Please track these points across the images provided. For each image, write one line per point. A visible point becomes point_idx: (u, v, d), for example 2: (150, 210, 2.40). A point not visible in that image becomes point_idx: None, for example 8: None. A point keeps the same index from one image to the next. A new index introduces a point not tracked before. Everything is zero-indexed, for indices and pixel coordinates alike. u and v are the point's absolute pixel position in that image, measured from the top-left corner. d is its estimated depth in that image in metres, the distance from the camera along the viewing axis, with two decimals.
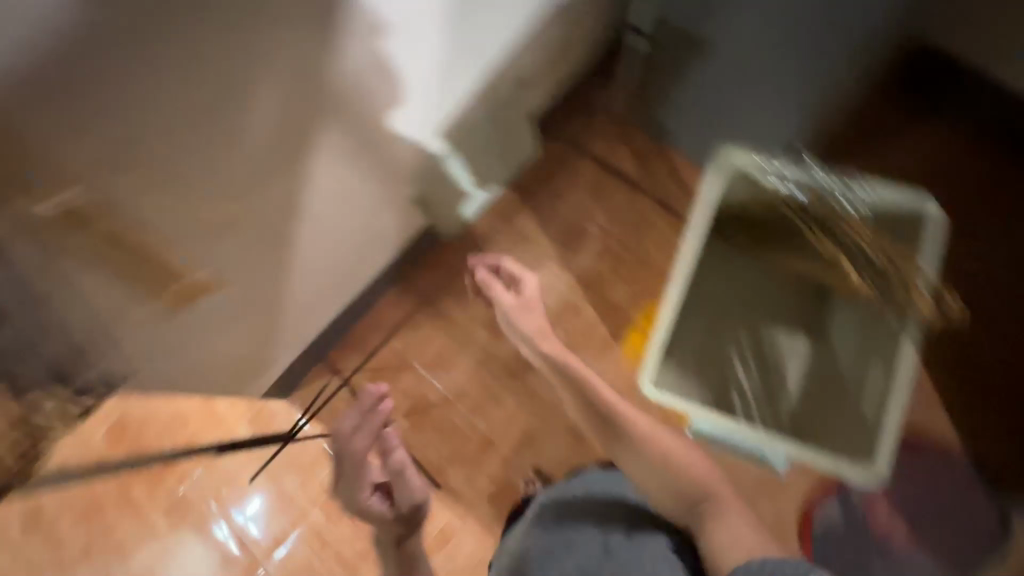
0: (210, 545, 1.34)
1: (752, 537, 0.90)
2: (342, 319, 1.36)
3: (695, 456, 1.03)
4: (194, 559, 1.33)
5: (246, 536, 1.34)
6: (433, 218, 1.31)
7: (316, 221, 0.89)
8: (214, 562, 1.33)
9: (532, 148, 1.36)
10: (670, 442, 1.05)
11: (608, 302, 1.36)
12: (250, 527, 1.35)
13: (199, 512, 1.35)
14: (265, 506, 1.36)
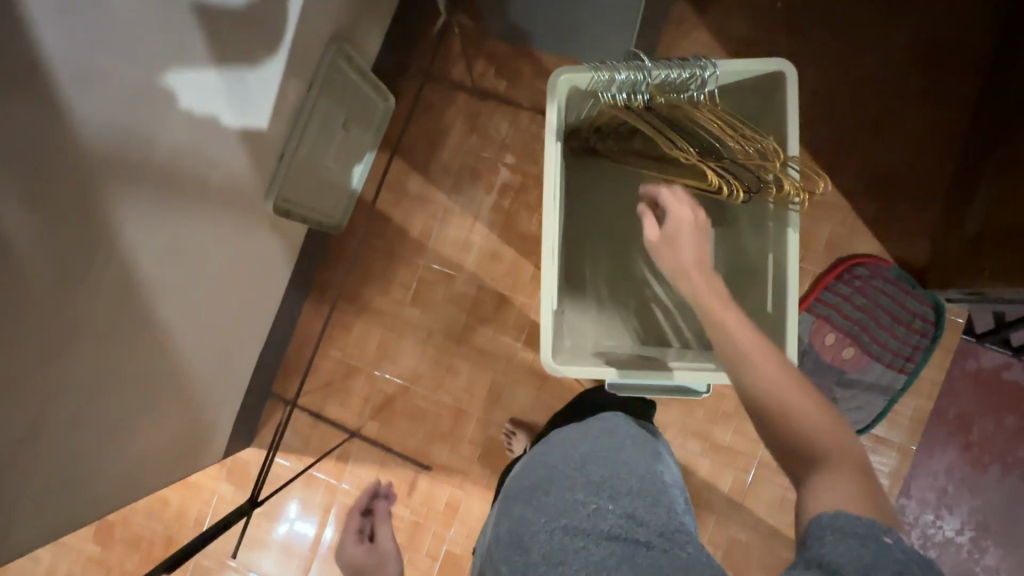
0: (268, 552, 1.34)
1: (848, 486, 0.51)
2: (268, 352, 1.30)
3: (756, 344, 0.61)
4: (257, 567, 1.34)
5: (297, 534, 1.34)
6: (323, 218, 1.22)
7: (139, 261, 0.80)
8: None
9: (383, 98, 1.25)
10: (733, 325, 0.63)
11: (524, 235, 1.29)
12: (295, 528, 1.34)
13: (224, 552, 1.35)
14: (301, 507, 1.35)
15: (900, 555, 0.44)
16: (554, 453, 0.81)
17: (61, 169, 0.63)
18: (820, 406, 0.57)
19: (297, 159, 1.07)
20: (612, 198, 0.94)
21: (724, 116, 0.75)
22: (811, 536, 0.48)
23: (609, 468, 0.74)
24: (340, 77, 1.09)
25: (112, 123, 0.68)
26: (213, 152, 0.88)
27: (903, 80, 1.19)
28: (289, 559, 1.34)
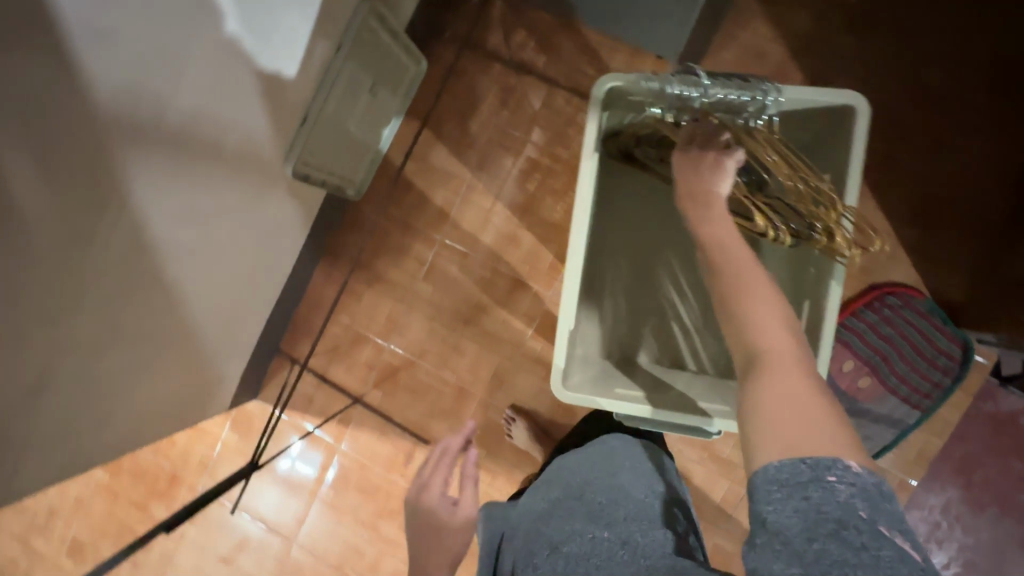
0: (270, 484, 1.41)
1: (799, 406, 0.44)
2: (278, 311, 1.30)
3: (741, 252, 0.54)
4: (258, 496, 1.42)
5: (296, 472, 1.40)
6: (341, 183, 1.18)
7: (149, 223, 0.79)
8: (261, 531, 1.42)
9: (415, 63, 1.19)
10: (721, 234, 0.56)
11: (546, 221, 1.25)
12: (296, 467, 1.40)
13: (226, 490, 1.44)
14: (302, 449, 1.39)
15: (843, 497, 0.40)
16: (558, 478, 0.82)
17: (66, 129, 0.60)
18: (783, 316, 0.50)
19: (314, 126, 1.01)
20: (643, 210, 0.92)
21: (780, 144, 0.68)
22: (755, 491, 0.43)
23: (607, 494, 0.74)
24: (371, 40, 1.03)
25: (125, 87, 0.64)
26: (230, 115, 0.83)
27: (975, 100, 1.10)
28: (287, 493, 1.41)
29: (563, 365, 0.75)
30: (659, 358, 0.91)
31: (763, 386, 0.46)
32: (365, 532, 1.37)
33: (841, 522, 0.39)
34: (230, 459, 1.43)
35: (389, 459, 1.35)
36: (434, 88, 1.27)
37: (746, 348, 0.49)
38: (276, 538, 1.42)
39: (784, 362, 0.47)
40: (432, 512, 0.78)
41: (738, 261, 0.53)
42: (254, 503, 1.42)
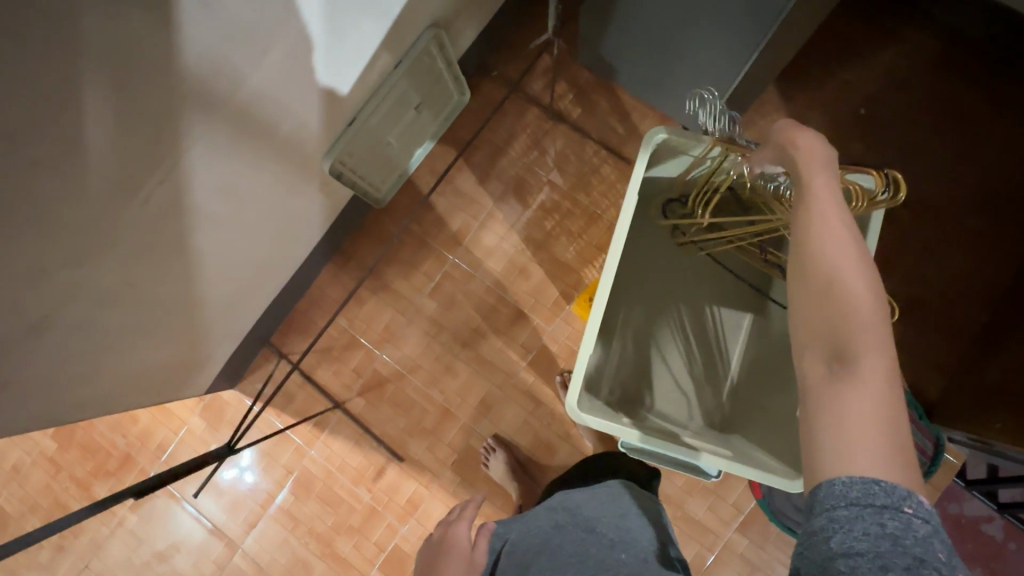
0: (215, 493, 1.34)
1: (879, 425, 0.47)
2: (279, 301, 1.29)
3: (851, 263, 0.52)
4: (200, 505, 1.35)
5: (242, 484, 1.34)
6: (372, 186, 1.21)
7: (192, 184, 0.80)
8: (206, 535, 1.34)
9: (461, 93, 1.26)
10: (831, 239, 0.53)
11: (557, 259, 1.30)
12: (243, 477, 1.34)
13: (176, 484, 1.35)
14: (255, 457, 1.34)
15: (920, 533, 0.43)
16: (562, 506, 0.85)
17: (148, 77, 0.62)
18: (880, 328, 0.50)
19: (364, 125, 1.06)
20: (664, 261, 0.98)
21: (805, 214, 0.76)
22: (822, 506, 0.45)
23: (618, 531, 0.78)
24: (429, 62, 1.11)
25: (214, 52, 0.68)
26: (290, 102, 0.87)
27: (962, 217, 1.20)
28: (231, 503, 1.34)
29: (578, 390, 0.79)
30: (660, 404, 0.94)
31: (849, 394, 0.48)
32: (318, 547, 1.31)
33: (920, 557, 0.42)
34: (191, 447, 1.36)
35: (358, 473, 1.31)
36: (472, 119, 1.34)
37: (839, 349, 0.50)
38: (218, 544, 1.34)
39: (872, 372, 0.48)
40: (451, 542, 0.85)
41: (851, 256, 0.52)
42: (196, 511, 1.35)
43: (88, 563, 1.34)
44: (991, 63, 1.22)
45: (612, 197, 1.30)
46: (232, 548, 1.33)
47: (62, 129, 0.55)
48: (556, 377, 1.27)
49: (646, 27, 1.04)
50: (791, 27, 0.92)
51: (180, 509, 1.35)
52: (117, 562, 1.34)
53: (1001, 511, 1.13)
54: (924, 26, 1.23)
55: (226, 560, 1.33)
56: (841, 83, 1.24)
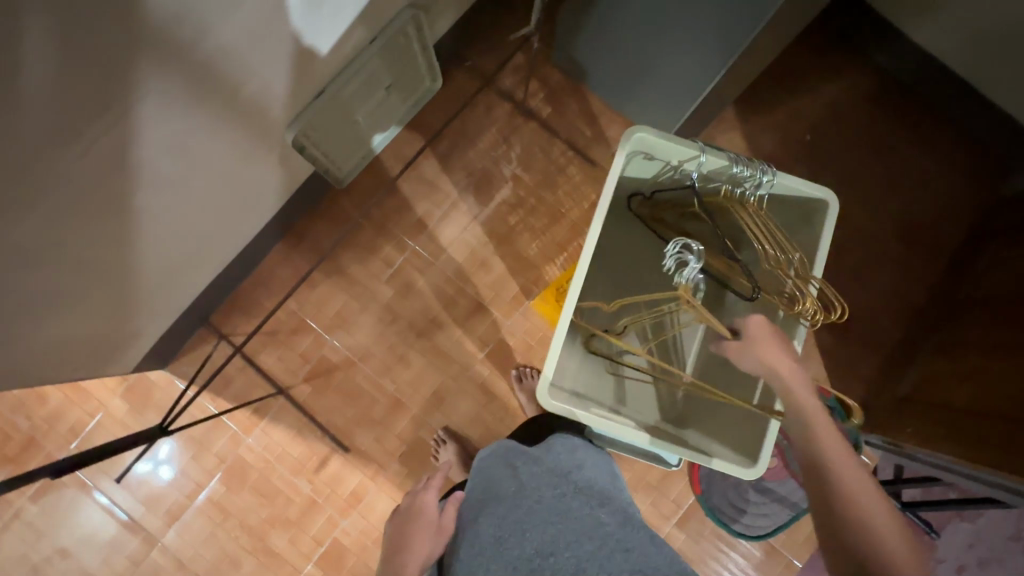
0: (129, 484, 1.23)
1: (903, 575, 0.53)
2: (222, 278, 1.21)
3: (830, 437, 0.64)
4: (115, 495, 1.23)
5: (156, 477, 1.24)
6: (333, 167, 1.18)
7: (137, 139, 0.74)
8: (121, 526, 1.23)
9: (432, 81, 1.24)
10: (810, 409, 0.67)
11: (519, 255, 1.30)
12: (159, 471, 1.24)
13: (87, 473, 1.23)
14: (175, 447, 1.24)
15: None
16: (523, 462, 0.81)
17: (104, 13, 0.57)
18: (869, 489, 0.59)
19: (331, 99, 1.02)
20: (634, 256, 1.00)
21: (766, 219, 0.83)
22: None
23: (590, 485, 0.78)
24: (405, 47, 1.09)
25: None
26: (257, 63, 0.83)
27: (888, 244, 1.33)
28: (145, 497, 1.24)
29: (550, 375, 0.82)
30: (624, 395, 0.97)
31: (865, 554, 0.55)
32: (248, 542, 1.23)
33: None
34: (109, 433, 1.25)
35: (298, 464, 1.25)
36: (442, 108, 1.32)
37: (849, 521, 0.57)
38: (133, 539, 1.23)
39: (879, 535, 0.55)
40: (420, 511, 0.89)
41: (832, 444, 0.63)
42: (109, 504, 1.23)
43: None
44: (915, 104, 1.35)
45: (575, 198, 1.32)
46: (150, 544, 1.23)
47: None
48: (511, 371, 1.28)
49: (623, 33, 1.07)
50: (757, 48, 0.98)
51: (92, 501, 1.23)
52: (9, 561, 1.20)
53: (903, 510, 1.26)
54: (866, 66, 1.35)
55: (142, 558, 1.23)
56: (789, 109, 1.34)
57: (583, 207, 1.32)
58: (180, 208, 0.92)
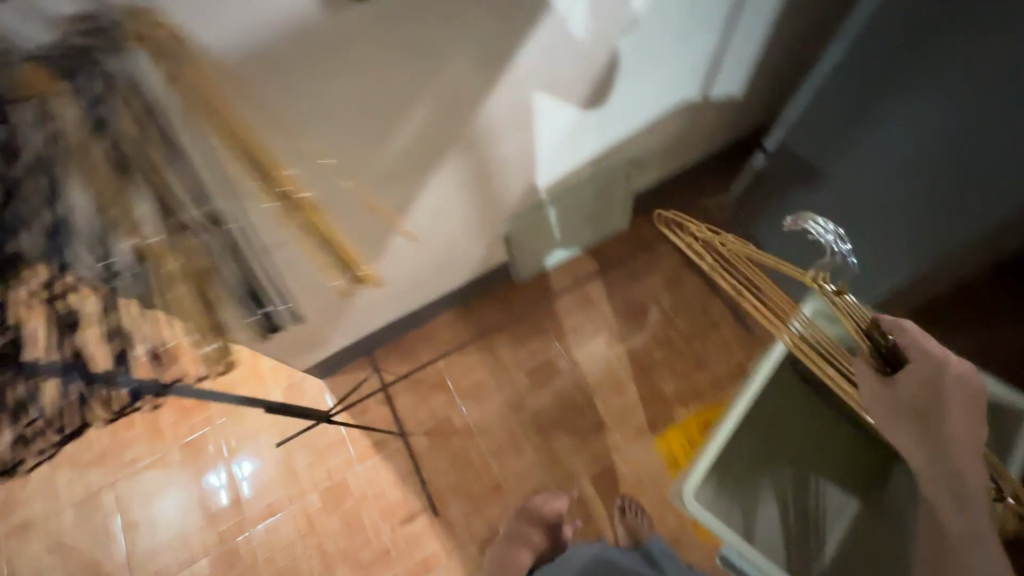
0: (208, 488, 1.38)
1: None
2: (400, 323, 1.41)
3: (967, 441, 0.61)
4: (237, 473, 1.39)
5: (218, 496, 1.37)
6: (520, 264, 1.39)
7: (418, 201, 0.98)
8: (193, 524, 1.36)
9: (621, 222, 1.46)
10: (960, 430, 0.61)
11: (654, 389, 1.35)
12: (220, 492, 1.38)
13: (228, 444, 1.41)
14: (250, 471, 1.38)
15: None
16: None
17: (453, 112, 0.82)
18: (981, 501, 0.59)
19: (543, 211, 1.25)
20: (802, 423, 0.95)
21: None
22: None
23: None
24: (615, 191, 1.32)
25: (495, 110, 0.87)
26: (513, 172, 1.07)
27: None
28: (205, 512, 1.36)
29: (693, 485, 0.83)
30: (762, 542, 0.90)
31: None
32: (318, 565, 1.28)
33: None
34: (258, 416, 1.43)
35: (390, 508, 1.30)
36: (622, 244, 1.51)
37: None
38: (232, 518, 1.35)
39: None
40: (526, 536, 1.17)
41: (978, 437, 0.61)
42: (230, 480, 1.38)
43: (119, 480, 1.41)
44: None
45: (722, 355, 1.37)
46: (240, 530, 1.34)
47: (364, 108, 0.72)
48: (615, 499, 1.25)
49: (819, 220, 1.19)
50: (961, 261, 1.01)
51: (219, 471, 1.39)
52: (142, 492, 1.40)
53: None
54: None
55: (228, 542, 1.33)
56: (973, 337, 1.32)
57: (728, 365, 1.36)
58: (411, 259, 1.15)
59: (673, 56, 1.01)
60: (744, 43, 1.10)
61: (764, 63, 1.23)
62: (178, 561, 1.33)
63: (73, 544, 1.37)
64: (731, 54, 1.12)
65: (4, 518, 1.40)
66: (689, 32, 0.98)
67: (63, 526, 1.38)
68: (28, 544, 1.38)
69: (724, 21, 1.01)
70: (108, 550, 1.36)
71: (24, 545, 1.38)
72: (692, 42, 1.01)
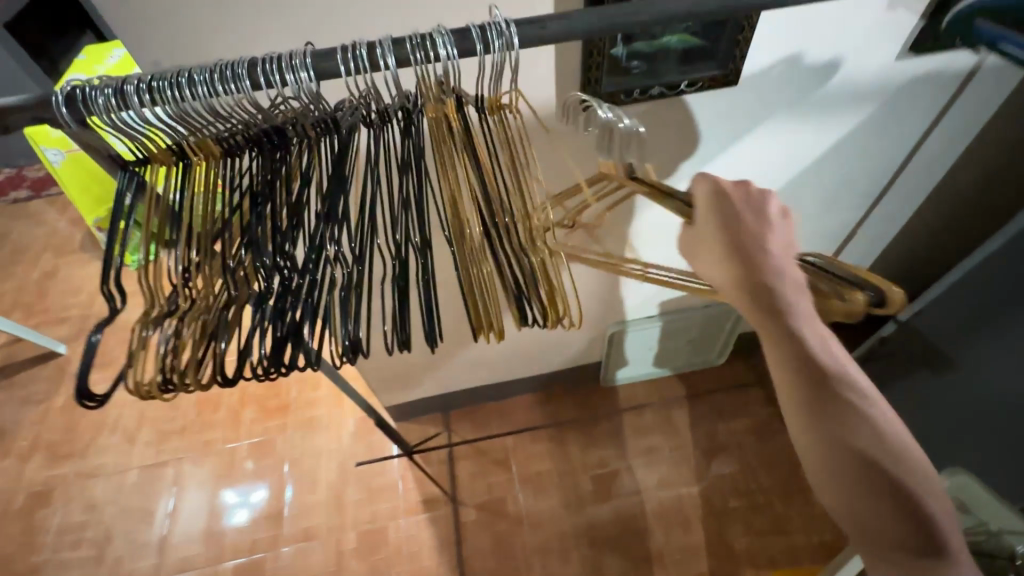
0: (256, 494, 1.41)
1: None
2: (483, 390, 1.45)
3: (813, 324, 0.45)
4: (287, 487, 1.41)
5: (234, 512, 1.39)
6: (608, 367, 1.42)
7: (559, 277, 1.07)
8: (232, 526, 1.37)
9: (718, 356, 1.47)
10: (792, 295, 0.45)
11: (722, 539, 1.26)
12: (236, 511, 1.39)
13: (290, 455, 1.46)
14: (265, 497, 1.40)
15: None
16: None
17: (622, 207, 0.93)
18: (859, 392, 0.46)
19: (652, 325, 1.29)
20: None
21: None
22: None
23: None
24: (724, 325, 1.34)
25: (653, 216, 0.97)
26: (641, 278, 1.14)
27: None
28: (212, 526, 1.38)
29: None
30: None
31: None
32: None
33: None
34: (326, 438, 1.48)
35: (420, 574, 1.26)
36: (715, 378, 1.50)
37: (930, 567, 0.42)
38: (267, 530, 1.36)
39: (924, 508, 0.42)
40: None
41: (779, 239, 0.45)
42: (279, 491, 1.41)
43: (185, 457, 1.49)
44: None
45: (806, 525, 1.26)
46: (270, 545, 1.33)
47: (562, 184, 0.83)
48: None
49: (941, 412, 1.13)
50: None
51: (272, 480, 1.43)
52: (199, 477, 1.45)
53: None
54: None
55: (254, 555, 1.33)
56: None
57: (811, 538, 1.24)
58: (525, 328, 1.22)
59: (822, 215, 1.08)
60: (889, 219, 1.15)
61: (903, 245, 1.26)
62: (205, 556, 1.34)
63: (122, 505, 1.43)
64: (872, 227, 1.16)
65: (78, 459, 1.50)
66: (842, 197, 1.05)
67: (123, 484, 1.46)
68: (86, 492, 1.45)
69: (876, 196, 1.07)
70: (147, 522, 1.40)
71: (83, 490, 1.46)
72: (845, 204, 1.07)
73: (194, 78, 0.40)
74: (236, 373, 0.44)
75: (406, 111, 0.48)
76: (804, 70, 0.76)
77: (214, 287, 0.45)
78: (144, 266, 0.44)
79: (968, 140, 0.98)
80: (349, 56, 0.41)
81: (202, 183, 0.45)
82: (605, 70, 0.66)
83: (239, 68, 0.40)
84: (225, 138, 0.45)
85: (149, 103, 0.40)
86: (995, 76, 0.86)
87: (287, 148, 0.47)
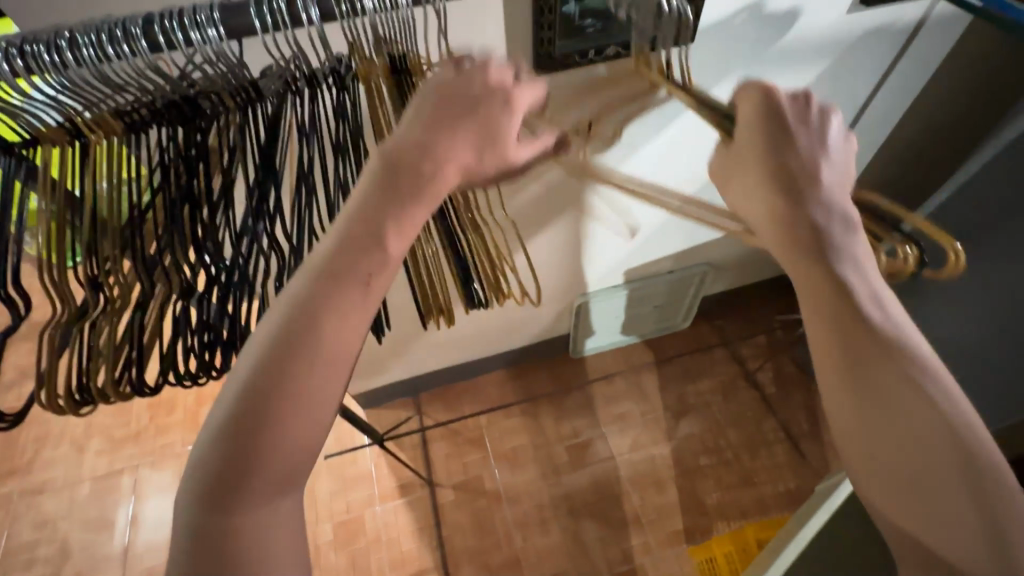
0: None
1: None
2: (452, 371, 1.42)
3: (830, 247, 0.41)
4: None
5: None
6: (577, 338, 1.42)
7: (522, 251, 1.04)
8: None
9: (684, 321, 1.49)
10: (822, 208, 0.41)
11: (695, 496, 1.30)
12: None
13: None
14: None
15: None
16: None
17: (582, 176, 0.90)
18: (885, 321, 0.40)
19: (617, 294, 1.28)
20: None
21: None
22: None
23: None
24: (688, 289, 1.36)
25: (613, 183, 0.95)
26: (605, 249, 1.13)
27: None
28: None
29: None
30: None
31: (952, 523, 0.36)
32: None
33: None
34: None
35: (401, 559, 1.25)
36: (681, 342, 1.53)
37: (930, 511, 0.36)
38: None
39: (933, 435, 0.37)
40: None
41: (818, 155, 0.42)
42: None
43: (141, 464, 1.41)
44: None
45: (772, 476, 1.32)
46: None
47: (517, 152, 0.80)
48: None
49: None
50: None
51: None
52: (159, 483, 1.38)
53: None
54: None
55: None
56: None
57: (777, 488, 1.30)
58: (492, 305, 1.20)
59: None
60: None
61: None
62: None
63: (76, 520, 1.35)
64: None
65: (22, 476, 1.40)
66: None
67: (75, 498, 1.37)
68: (35, 510, 1.36)
69: None
70: (106, 534, 1.32)
71: (30, 508, 1.36)
72: None
73: (77, 41, 0.35)
74: (162, 379, 0.43)
75: (337, 73, 0.44)
76: (761, 24, 0.74)
77: (131, 287, 0.41)
78: (45, 267, 0.39)
79: (914, 92, 1.00)
80: (263, 8, 0.38)
81: (104, 169, 0.40)
82: (558, 29, 0.62)
83: (135, 26, 0.36)
84: (128, 112, 0.39)
85: (26, 72, 0.35)
86: (941, 27, 0.87)
87: (204, 124, 0.42)
